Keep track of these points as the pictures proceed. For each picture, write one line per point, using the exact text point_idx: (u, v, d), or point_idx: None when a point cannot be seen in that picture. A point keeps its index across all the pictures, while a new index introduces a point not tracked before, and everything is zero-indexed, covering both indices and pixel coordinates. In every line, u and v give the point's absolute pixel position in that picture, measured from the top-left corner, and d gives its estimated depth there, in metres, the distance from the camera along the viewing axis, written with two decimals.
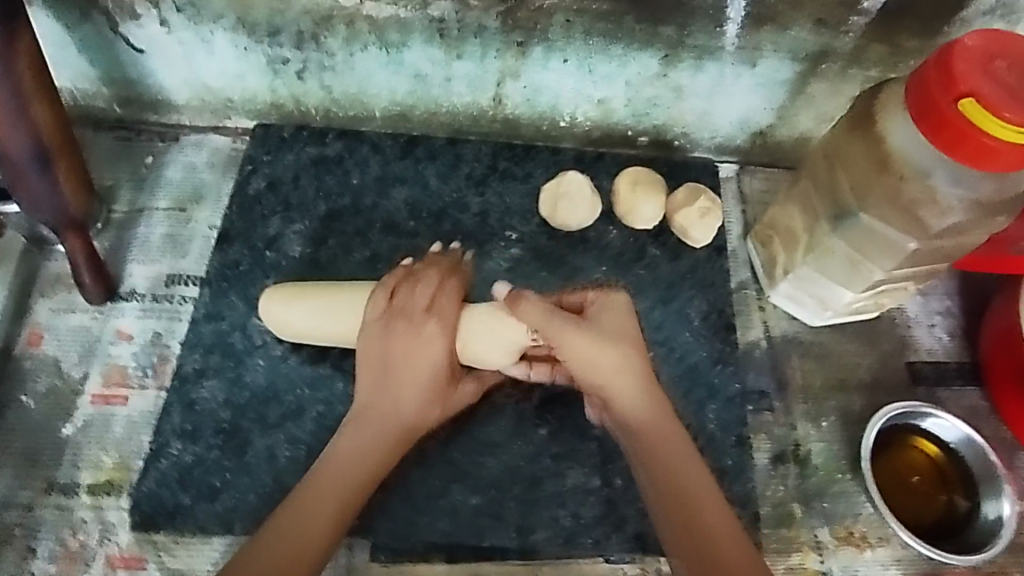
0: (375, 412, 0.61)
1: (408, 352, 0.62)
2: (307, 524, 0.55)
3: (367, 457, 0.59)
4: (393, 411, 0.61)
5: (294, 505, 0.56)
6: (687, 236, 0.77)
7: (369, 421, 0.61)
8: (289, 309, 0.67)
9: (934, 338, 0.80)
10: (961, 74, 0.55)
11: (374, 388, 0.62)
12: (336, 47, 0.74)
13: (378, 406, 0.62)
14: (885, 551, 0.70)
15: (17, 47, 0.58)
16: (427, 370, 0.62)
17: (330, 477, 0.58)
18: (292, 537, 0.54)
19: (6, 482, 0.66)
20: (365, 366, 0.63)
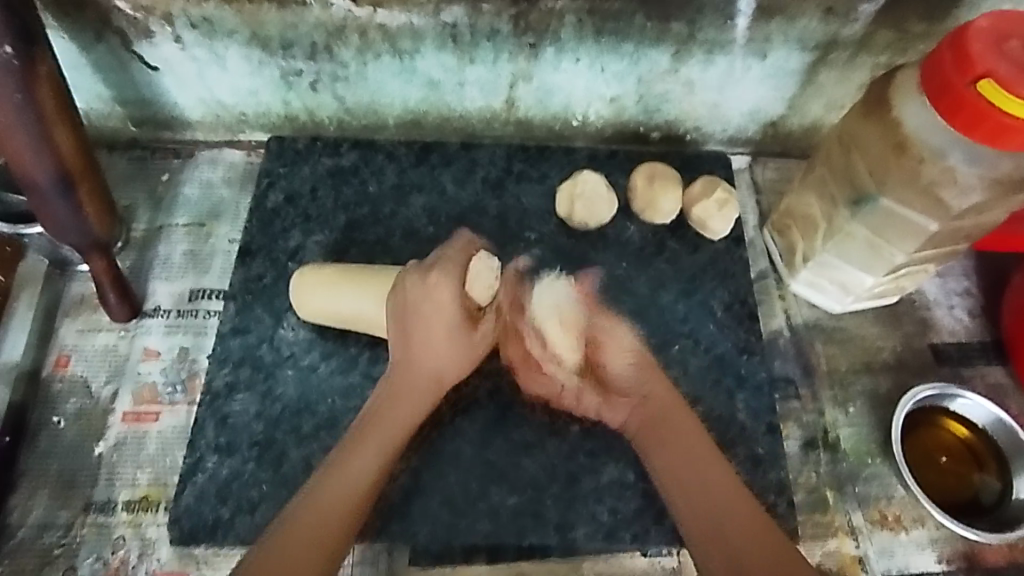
0: (403, 373, 0.63)
1: (424, 317, 0.63)
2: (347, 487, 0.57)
3: (393, 429, 0.61)
4: (418, 369, 0.63)
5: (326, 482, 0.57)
6: (706, 227, 0.78)
7: (386, 411, 0.62)
8: (324, 287, 0.68)
9: (955, 318, 0.80)
10: (976, 55, 0.55)
11: (402, 346, 0.64)
12: (349, 57, 0.75)
13: (403, 364, 0.63)
14: (921, 532, 0.70)
15: (38, 72, 0.57)
16: (442, 324, 0.63)
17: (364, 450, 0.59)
18: (328, 506, 0.56)
19: (43, 504, 0.66)
20: (392, 325, 0.64)
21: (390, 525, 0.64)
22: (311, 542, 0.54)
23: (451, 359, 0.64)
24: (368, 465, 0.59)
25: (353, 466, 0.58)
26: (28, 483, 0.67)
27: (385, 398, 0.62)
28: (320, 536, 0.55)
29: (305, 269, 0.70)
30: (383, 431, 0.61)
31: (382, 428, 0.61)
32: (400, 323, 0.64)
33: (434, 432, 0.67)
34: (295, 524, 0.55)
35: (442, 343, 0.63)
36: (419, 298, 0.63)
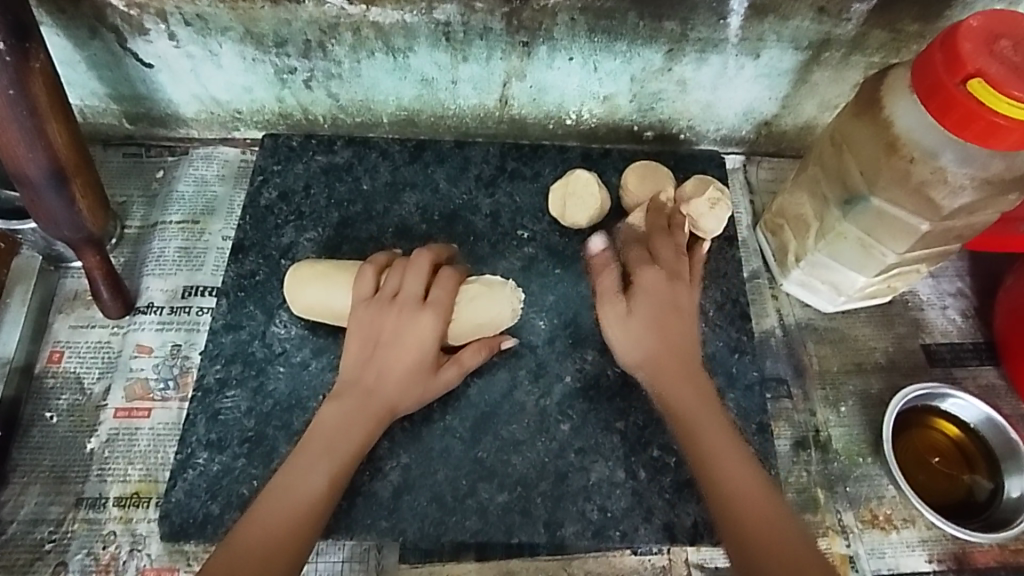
0: (357, 392, 0.63)
1: (399, 336, 0.64)
2: (300, 493, 0.58)
3: (341, 445, 0.61)
4: (372, 390, 0.63)
5: (285, 482, 0.58)
6: (699, 227, 0.76)
7: (332, 425, 0.61)
8: (315, 280, 0.69)
9: (947, 319, 0.80)
10: (967, 54, 0.55)
11: (361, 363, 0.64)
12: (342, 55, 0.75)
13: (361, 382, 0.63)
14: (911, 532, 0.70)
15: (32, 67, 0.57)
16: (415, 348, 0.64)
17: (315, 459, 0.60)
18: (286, 509, 0.57)
19: (35, 499, 0.67)
20: (356, 339, 0.65)
21: (379, 522, 0.64)
22: (264, 542, 0.55)
23: (408, 389, 0.64)
24: (321, 472, 0.59)
25: (303, 481, 0.58)
26: (20, 477, 0.68)
27: (334, 415, 0.62)
28: (272, 545, 0.55)
29: (301, 265, 0.70)
30: (332, 447, 0.60)
31: (332, 437, 0.61)
32: (367, 338, 0.64)
33: (424, 429, 0.68)
34: (260, 515, 0.57)
35: (407, 369, 0.64)
36: (397, 314, 0.64)
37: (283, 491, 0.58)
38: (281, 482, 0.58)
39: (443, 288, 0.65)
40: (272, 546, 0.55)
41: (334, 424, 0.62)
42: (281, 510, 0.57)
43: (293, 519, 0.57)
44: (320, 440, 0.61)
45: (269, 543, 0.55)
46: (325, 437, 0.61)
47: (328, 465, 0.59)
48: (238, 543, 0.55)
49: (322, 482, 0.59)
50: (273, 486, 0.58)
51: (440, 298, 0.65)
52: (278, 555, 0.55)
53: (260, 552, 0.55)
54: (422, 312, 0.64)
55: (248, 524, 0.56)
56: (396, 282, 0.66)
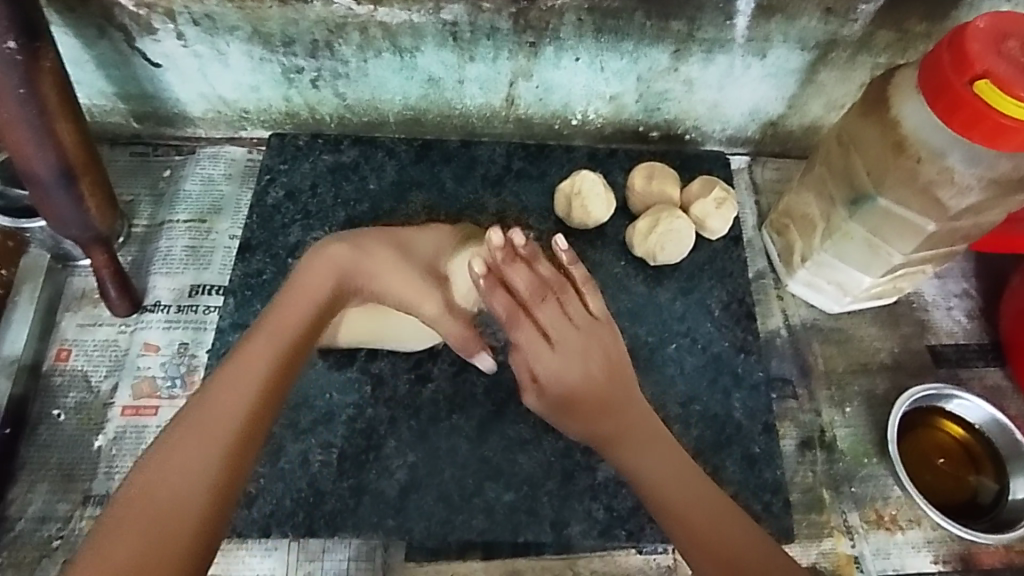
0: (281, 316, 0.58)
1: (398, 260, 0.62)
2: (207, 427, 0.52)
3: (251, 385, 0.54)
4: (306, 309, 0.59)
5: (185, 428, 0.52)
6: (705, 226, 0.78)
7: (250, 362, 0.55)
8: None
9: (953, 319, 0.80)
10: (975, 54, 0.55)
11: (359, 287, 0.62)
12: (349, 54, 0.75)
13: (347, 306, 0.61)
14: (916, 532, 0.70)
15: (42, 67, 0.58)
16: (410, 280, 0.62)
17: (221, 399, 0.53)
18: (168, 483, 0.50)
19: (43, 496, 0.67)
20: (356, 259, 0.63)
21: (386, 520, 0.64)
22: (165, 494, 0.50)
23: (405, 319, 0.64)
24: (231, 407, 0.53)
25: (219, 407, 0.53)
26: (27, 474, 0.68)
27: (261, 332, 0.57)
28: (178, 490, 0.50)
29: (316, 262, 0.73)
30: (252, 379, 0.54)
31: (238, 377, 0.54)
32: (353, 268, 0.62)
33: (431, 428, 0.68)
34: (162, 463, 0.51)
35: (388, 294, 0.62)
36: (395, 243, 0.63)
37: (164, 467, 0.50)
38: (158, 465, 0.51)
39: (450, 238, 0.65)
40: (176, 507, 0.49)
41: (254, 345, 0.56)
42: (182, 459, 0.51)
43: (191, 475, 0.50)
44: (233, 379, 0.54)
45: (167, 513, 0.49)
46: (232, 378, 0.54)
47: (244, 400, 0.54)
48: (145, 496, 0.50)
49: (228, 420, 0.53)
50: (153, 462, 0.51)
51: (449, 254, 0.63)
52: (180, 513, 0.49)
53: (142, 536, 0.48)
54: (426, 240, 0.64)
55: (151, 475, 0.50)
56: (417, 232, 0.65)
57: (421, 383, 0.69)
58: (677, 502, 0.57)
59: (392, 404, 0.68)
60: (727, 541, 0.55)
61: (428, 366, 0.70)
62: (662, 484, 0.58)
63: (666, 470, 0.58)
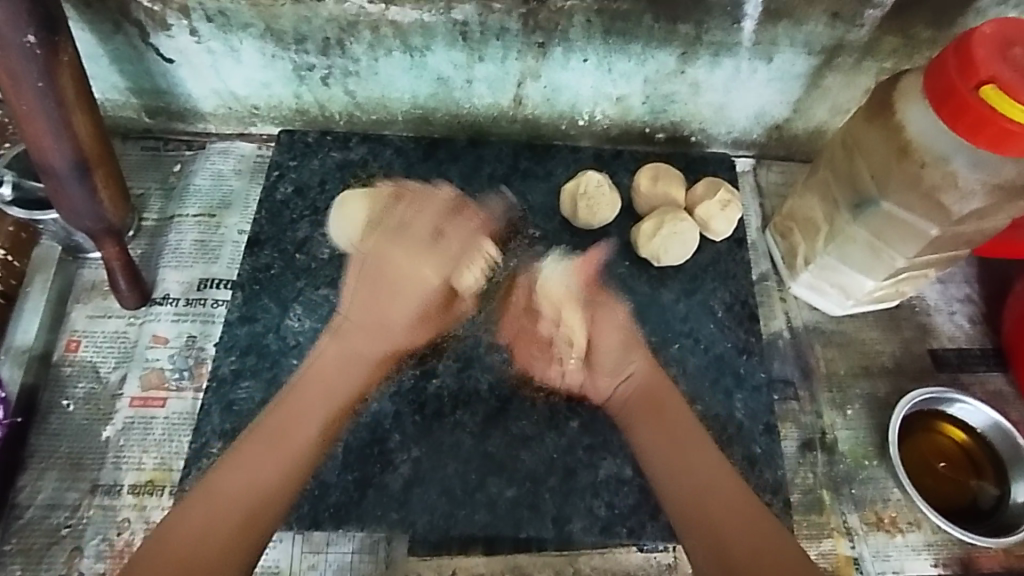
0: (364, 330, 0.63)
1: (402, 275, 0.62)
2: (288, 435, 0.58)
3: (320, 404, 0.60)
4: (383, 330, 0.63)
5: (262, 435, 0.58)
6: (709, 228, 0.78)
7: (323, 382, 0.61)
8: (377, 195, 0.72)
9: (955, 324, 0.81)
10: (980, 60, 0.56)
11: (372, 301, 0.62)
12: (360, 53, 0.76)
13: (374, 322, 0.63)
14: (916, 536, 0.71)
15: (60, 61, 0.59)
16: (415, 295, 0.62)
17: (297, 415, 0.59)
18: (229, 497, 0.55)
19: (52, 484, 0.68)
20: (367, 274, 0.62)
21: (390, 513, 0.65)
22: (233, 492, 0.55)
23: (414, 332, 0.65)
24: (312, 426, 0.59)
25: (296, 428, 0.59)
26: (37, 463, 0.69)
27: (330, 353, 0.62)
28: (247, 489, 0.56)
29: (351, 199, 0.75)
30: (326, 394, 0.61)
31: (317, 390, 0.61)
32: (374, 271, 0.62)
33: (435, 423, 0.68)
34: (234, 462, 0.57)
35: (415, 312, 0.63)
36: (407, 245, 0.62)
37: (236, 463, 0.56)
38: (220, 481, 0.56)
39: (456, 235, 0.63)
40: (244, 520, 0.55)
41: (327, 366, 0.62)
42: (259, 459, 0.57)
43: (259, 476, 0.56)
44: (309, 386, 0.61)
45: (250, 502, 0.55)
46: (319, 377, 0.61)
47: (318, 418, 0.60)
48: (217, 490, 0.55)
49: (317, 422, 0.59)
50: (225, 464, 0.57)
51: (453, 235, 0.63)
52: (247, 526, 0.54)
53: (205, 551, 0.53)
54: (429, 263, 0.62)
55: (223, 472, 0.56)
56: (403, 216, 0.63)
57: (426, 379, 0.70)
58: (686, 491, 0.60)
59: (397, 399, 0.69)
60: (728, 524, 0.58)
61: (433, 362, 0.71)
62: (674, 470, 0.62)
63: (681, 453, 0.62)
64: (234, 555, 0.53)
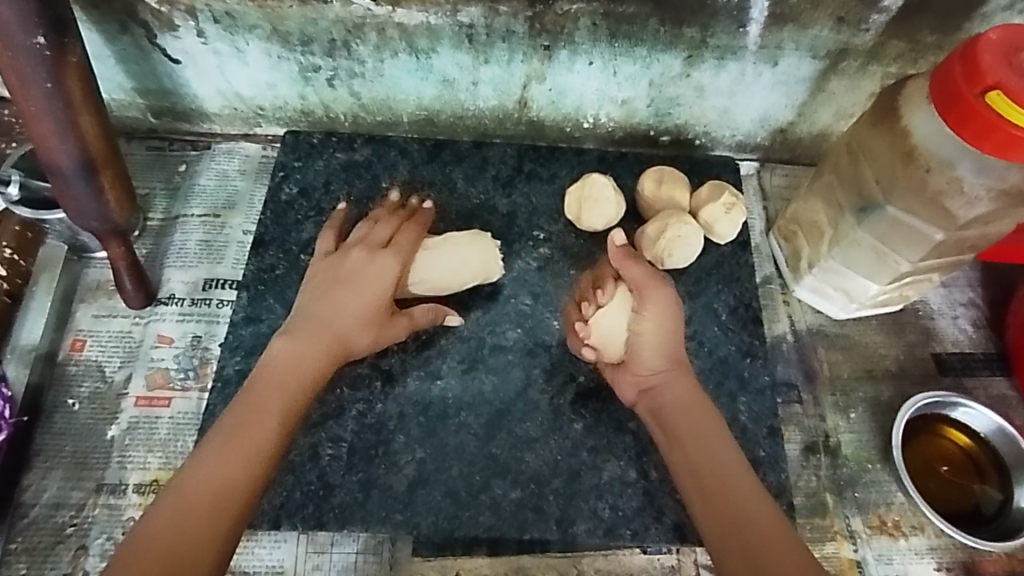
0: (313, 325, 0.64)
1: (358, 274, 0.66)
2: (253, 425, 0.57)
3: (275, 395, 0.60)
4: (327, 324, 0.64)
5: (232, 424, 0.57)
6: (713, 231, 0.78)
7: (274, 376, 0.61)
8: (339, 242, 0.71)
9: (958, 328, 0.81)
10: (986, 66, 0.56)
11: (318, 304, 0.65)
12: (366, 54, 0.76)
13: (315, 320, 0.64)
14: (919, 539, 0.71)
15: (68, 62, 0.59)
16: (373, 288, 0.65)
17: (257, 406, 0.59)
18: (199, 488, 0.54)
19: (57, 483, 0.68)
20: (316, 282, 0.66)
21: (394, 514, 0.65)
22: (209, 475, 0.54)
23: (359, 327, 0.64)
24: (275, 415, 0.59)
25: (258, 414, 0.58)
26: (41, 462, 0.69)
27: (281, 350, 0.62)
28: (221, 476, 0.55)
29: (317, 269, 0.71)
30: (282, 389, 0.60)
31: (275, 382, 0.60)
32: (329, 278, 0.66)
33: (440, 425, 0.69)
34: (208, 452, 0.56)
35: (360, 308, 0.64)
36: (363, 250, 0.67)
37: (209, 455, 0.55)
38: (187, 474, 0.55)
39: (408, 237, 0.69)
40: (213, 505, 0.54)
41: (276, 361, 0.62)
42: (234, 446, 0.56)
43: (231, 461, 0.55)
44: (272, 379, 0.60)
45: (224, 485, 0.54)
46: (276, 372, 0.61)
47: (282, 404, 0.59)
48: (191, 480, 0.54)
49: (280, 412, 0.59)
50: (197, 457, 0.56)
51: (402, 242, 0.68)
52: (215, 512, 0.53)
53: (188, 530, 0.52)
54: (384, 256, 0.67)
55: (198, 461, 0.55)
56: (362, 231, 0.69)
57: (430, 381, 0.70)
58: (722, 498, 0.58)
59: (401, 400, 0.69)
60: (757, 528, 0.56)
61: (437, 363, 0.71)
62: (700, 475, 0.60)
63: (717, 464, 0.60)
64: (215, 532, 0.53)
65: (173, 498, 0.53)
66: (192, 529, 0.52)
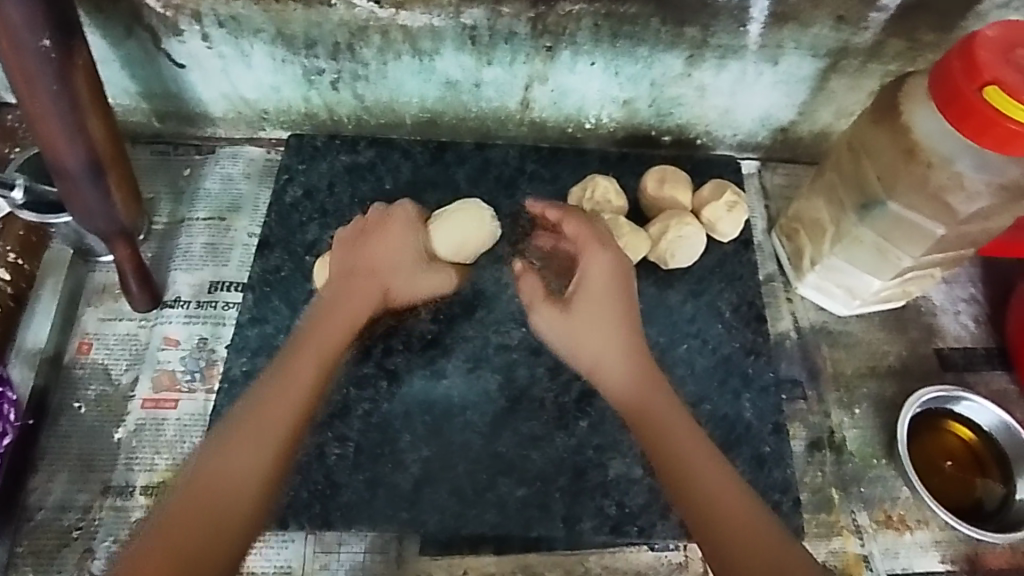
0: (351, 275, 0.65)
1: (383, 226, 0.67)
2: (291, 379, 0.57)
3: (323, 348, 0.60)
4: (373, 269, 0.65)
5: (273, 382, 0.57)
6: (715, 229, 0.79)
7: (317, 341, 0.60)
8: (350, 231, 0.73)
9: (961, 325, 0.81)
10: (984, 63, 0.57)
11: (352, 258, 0.65)
12: (370, 56, 0.77)
13: (356, 268, 0.65)
14: (924, 533, 0.71)
15: (74, 64, 0.59)
16: (407, 234, 0.67)
17: (292, 366, 0.58)
18: (245, 447, 0.54)
19: (63, 486, 0.68)
20: (343, 243, 0.66)
21: (401, 513, 0.65)
22: (258, 425, 0.55)
23: (404, 269, 0.67)
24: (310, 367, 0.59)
25: (294, 372, 0.58)
26: (48, 464, 0.69)
27: (342, 291, 0.64)
28: (265, 425, 0.55)
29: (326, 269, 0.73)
30: (321, 341, 0.60)
31: (314, 336, 0.60)
32: (355, 234, 0.67)
33: (445, 423, 0.69)
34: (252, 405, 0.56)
35: (404, 250, 0.67)
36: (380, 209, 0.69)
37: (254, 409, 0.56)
38: (214, 453, 0.54)
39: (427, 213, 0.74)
40: (258, 450, 0.54)
41: (334, 301, 0.63)
42: (276, 399, 0.56)
43: (276, 412, 0.56)
44: (312, 336, 0.60)
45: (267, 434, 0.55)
46: (319, 329, 0.61)
47: (316, 359, 0.59)
48: (238, 433, 0.55)
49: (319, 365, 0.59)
50: (247, 408, 0.56)
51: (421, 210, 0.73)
52: (262, 458, 0.54)
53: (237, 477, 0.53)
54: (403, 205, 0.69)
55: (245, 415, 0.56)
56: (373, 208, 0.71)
57: (436, 379, 0.71)
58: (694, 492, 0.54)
59: (407, 400, 0.69)
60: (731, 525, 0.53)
61: (442, 363, 0.71)
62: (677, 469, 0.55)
63: (682, 444, 0.56)
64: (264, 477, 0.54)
65: (221, 449, 0.54)
66: (238, 474, 0.53)
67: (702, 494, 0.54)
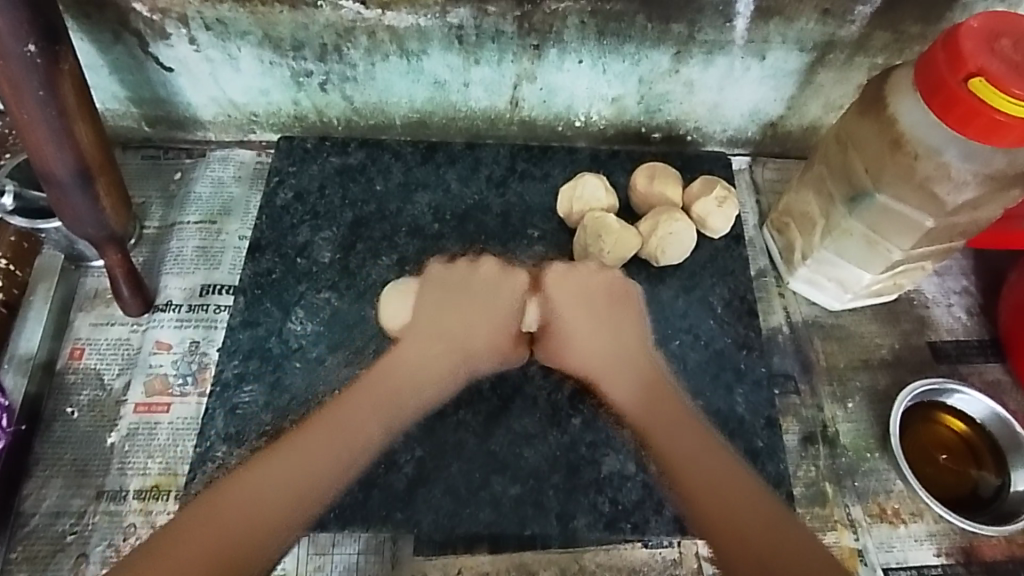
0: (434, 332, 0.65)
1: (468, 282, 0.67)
2: (351, 415, 0.59)
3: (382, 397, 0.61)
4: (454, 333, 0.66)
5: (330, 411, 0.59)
6: (706, 224, 0.79)
7: (380, 381, 0.62)
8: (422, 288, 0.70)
9: (952, 316, 0.81)
10: (968, 53, 0.57)
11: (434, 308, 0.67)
12: (357, 58, 0.77)
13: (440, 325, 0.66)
14: (919, 525, 0.71)
15: (61, 69, 0.59)
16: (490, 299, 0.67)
17: (350, 401, 0.60)
18: (295, 467, 0.54)
19: (57, 491, 0.68)
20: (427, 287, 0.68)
21: (395, 514, 0.65)
22: (307, 448, 0.56)
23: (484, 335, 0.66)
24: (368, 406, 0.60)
25: (351, 406, 0.59)
26: (41, 471, 0.69)
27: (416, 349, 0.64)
28: (314, 449, 0.56)
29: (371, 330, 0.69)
30: (387, 391, 0.62)
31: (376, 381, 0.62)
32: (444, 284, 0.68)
33: (438, 423, 0.69)
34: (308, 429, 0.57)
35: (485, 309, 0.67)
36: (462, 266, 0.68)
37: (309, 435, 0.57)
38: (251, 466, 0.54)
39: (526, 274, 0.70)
40: (305, 475, 0.55)
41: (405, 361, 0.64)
42: (333, 429, 0.58)
43: (328, 440, 0.57)
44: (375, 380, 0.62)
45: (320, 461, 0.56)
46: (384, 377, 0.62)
47: (378, 402, 0.61)
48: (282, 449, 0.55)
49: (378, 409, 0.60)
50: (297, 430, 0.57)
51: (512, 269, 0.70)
52: (310, 482, 0.55)
53: (275, 496, 0.53)
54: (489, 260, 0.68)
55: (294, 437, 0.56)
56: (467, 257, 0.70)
57: None
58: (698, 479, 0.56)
59: None
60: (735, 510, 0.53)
61: None
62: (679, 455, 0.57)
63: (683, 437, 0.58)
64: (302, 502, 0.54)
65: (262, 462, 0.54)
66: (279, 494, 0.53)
67: (702, 478, 0.55)
